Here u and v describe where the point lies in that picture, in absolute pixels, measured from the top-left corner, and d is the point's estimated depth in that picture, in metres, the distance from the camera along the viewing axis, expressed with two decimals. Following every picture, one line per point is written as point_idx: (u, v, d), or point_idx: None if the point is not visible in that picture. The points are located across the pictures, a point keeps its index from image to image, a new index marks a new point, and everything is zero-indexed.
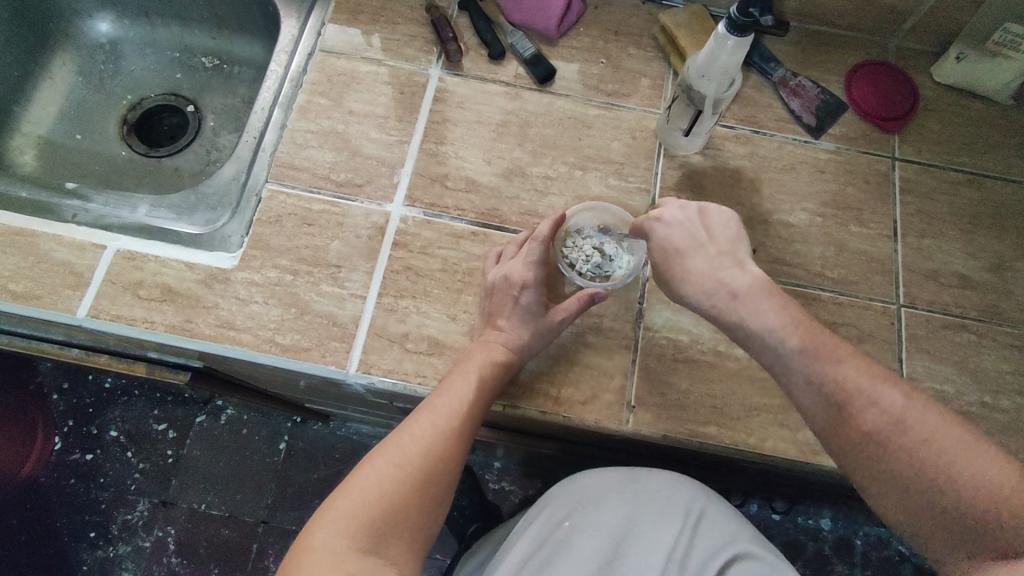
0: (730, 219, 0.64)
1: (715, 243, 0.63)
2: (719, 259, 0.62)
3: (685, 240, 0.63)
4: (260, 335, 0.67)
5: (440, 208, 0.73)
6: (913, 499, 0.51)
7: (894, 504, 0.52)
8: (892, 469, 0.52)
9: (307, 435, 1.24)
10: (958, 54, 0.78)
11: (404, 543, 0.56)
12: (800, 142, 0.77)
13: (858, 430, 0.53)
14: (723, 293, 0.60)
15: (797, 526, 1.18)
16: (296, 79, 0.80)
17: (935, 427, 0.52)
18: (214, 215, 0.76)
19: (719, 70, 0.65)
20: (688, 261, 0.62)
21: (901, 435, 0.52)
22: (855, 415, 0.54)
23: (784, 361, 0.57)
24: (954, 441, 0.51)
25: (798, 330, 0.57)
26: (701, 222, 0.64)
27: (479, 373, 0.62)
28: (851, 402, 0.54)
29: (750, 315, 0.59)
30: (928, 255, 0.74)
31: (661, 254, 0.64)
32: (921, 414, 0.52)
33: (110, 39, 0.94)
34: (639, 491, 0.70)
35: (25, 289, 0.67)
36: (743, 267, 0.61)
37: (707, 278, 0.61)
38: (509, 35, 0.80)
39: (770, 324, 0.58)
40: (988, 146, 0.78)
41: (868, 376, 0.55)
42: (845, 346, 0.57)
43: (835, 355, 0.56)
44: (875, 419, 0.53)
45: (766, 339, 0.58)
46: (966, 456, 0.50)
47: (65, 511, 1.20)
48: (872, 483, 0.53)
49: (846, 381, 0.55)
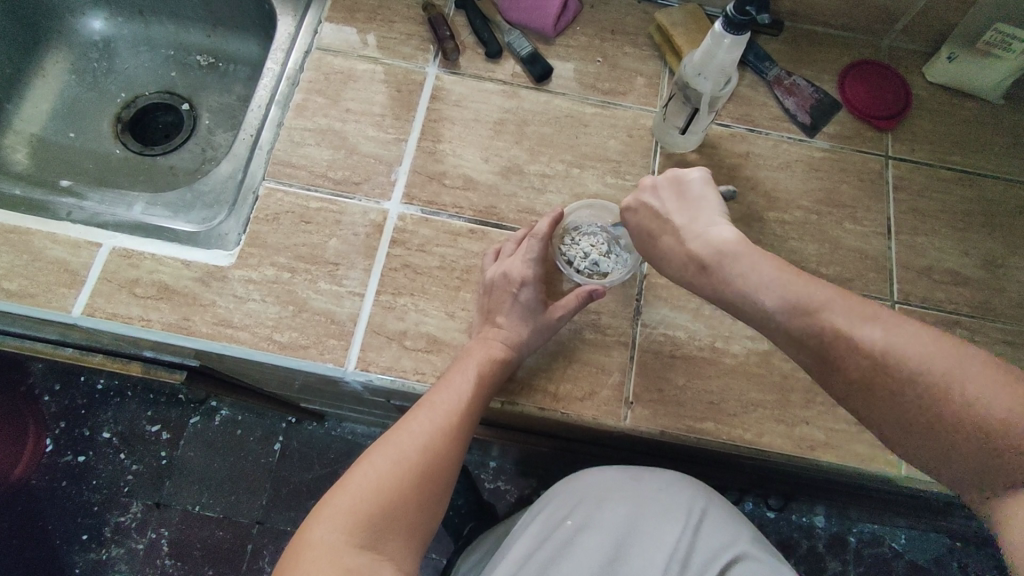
0: (689, 182, 0.63)
1: (679, 215, 0.63)
2: (686, 229, 0.62)
3: (653, 219, 0.64)
4: (257, 332, 0.67)
5: (438, 206, 0.73)
6: (923, 435, 0.49)
7: (906, 444, 0.51)
8: (897, 408, 0.50)
9: (303, 435, 1.23)
10: (949, 54, 0.79)
11: (402, 538, 0.56)
12: (794, 140, 0.78)
13: (854, 377, 0.52)
14: (693, 267, 0.60)
15: (791, 523, 1.18)
16: (293, 77, 0.80)
17: (932, 356, 0.50)
18: (210, 213, 0.76)
19: (716, 68, 0.65)
20: (660, 241, 0.63)
21: (899, 372, 0.50)
22: (849, 363, 0.52)
23: (768, 322, 0.56)
24: (955, 368, 0.49)
25: (776, 287, 0.56)
26: (666, 197, 0.64)
27: (478, 369, 0.62)
28: (843, 349, 0.52)
29: (726, 283, 0.58)
30: (921, 252, 0.75)
31: (637, 238, 0.66)
32: (914, 344, 0.50)
33: (104, 37, 0.94)
34: (640, 490, 0.70)
35: (19, 287, 0.67)
36: (711, 232, 0.60)
37: (675, 254, 0.62)
38: (506, 34, 0.80)
39: (748, 289, 0.57)
40: (979, 145, 0.79)
41: (856, 319, 0.52)
42: (825, 287, 0.55)
43: (818, 300, 0.54)
44: (870, 365, 0.51)
45: (749, 304, 0.57)
46: (966, 378, 0.48)
47: (57, 514, 1.18)
48: (881, 426, 0.52)
49: (832, 328, 0.53)
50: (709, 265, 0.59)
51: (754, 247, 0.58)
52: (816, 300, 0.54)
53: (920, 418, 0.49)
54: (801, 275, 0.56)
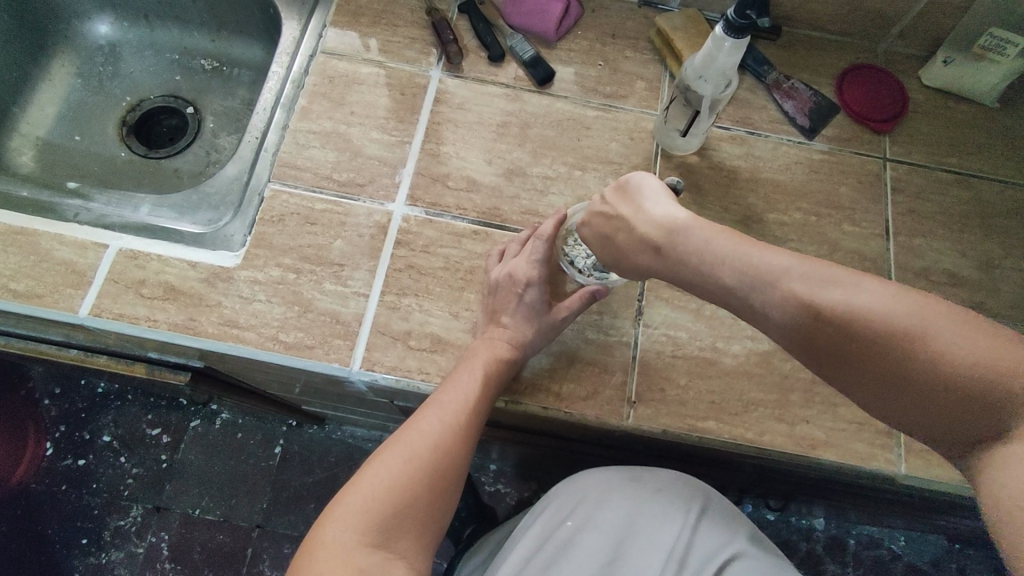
0: (645, 179, 0.62)
1: (627, 209, 0.62)
2: (636, 220, 0.60)
3: (604, 219, 0.63)
4: (263, 333, 0.68)
5: (442, 208, 0.74)
6: (898, 396, 0.47)
7: (884, 408, 0.49)
8: (871, 371, 0.48)
9: (303, 438, 1.24)
10: (945, 58, 0.80)
11: (414, 535, 0.56)
12: (793, 143, 0.79)
13: (824, 342, 0.49)
14: (651, 254, 0.59)
15: (789, 525, 1.19)
16: (297, 80, 0.80)
17: (895, 309, 0.47)
18: (216, 214, 0.76)
19: (717, 71, 0.66)
20: (619, 240, 0.62)
21: (870, 332, 0.47)
22: (817, 330, 0.49)
23: (735, 299, 0.54)
24: (919, 319, 0.46)
25: (731, 260, 0.54)
26: (616, 200, 0.64)
27: (484, 369, 0.62)
28: (809, 315, 0.49)
29: (688, 263, 0.57)
30: (918, 253, 0.76)
31: (601, 246, 0.64)
32: (883, 300, 0.48)
33: (109, 41, 0.95)
34: (640, 490, 0.70)
35: (26, 288, 0.67)
36: (658, 217, 0.59)
37: (632, 247, 0.60)
38: (509, 38, 0.81)
39: (704, 270, 0.56)
40: (975, 147, 0.80)
41: (811, 281, 0.50)
42: (782, 253, 0.52)
43: (778, 268, 0.52)
44: (834, 327, 0.48)
45: (714, 280, 0.55)
46: (939, 331, 0.46)
47: (58, 518, 1.18)
48: (856, 391, 0.50)
49: (793, 294, 0.50)
50: (664, 247, 0.58)
51: (704, 222, 0.57)
52: (778, 269, 0.52)
53: (895, 378, 0.47)
54: (755, 244, 0.54)
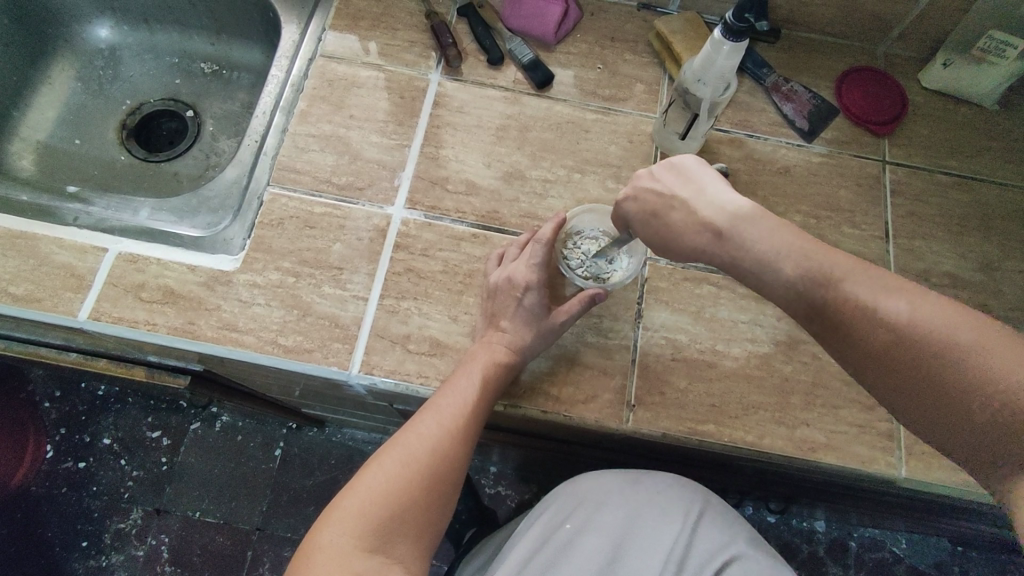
0: (683, 160, 0.60)
1: (683, 189, 0.59)
2: (694, 203, 0.58)
3: (653, 196, 0.60)
4: (262, 336, 0.68)
5: (441, 211, 0.74)
6: (941, 413, 0.46)
7: (923, 423, 0.48)
8: (915, 384, 0.47)
9: (303, 441, 1.24)
10: (944, 60, 0.80)
11: (411, 539, 0.56)
12: (792, 145, 0.79)
13: (871, 348, 0.49)
14: (708, 237, 0.57)
15: (791, 527, 1.19)
16: (297, 83, 0.80)
17: (936, 322, 0.47)
18: (215, 218, 0.77)
19: (716, 74, 0.66)
20: (667, 219, 0.59)
21: (921, 346, 0.47)
22: (866, 335, 0.49)
23: (790, 291, 0.54)
24: (959, 334, 0.46)
25: (795, 254, 0.54)
26: (665, 177, 0.60)
27: (482, 372, 0.62)
28: (851, 313, 0.50)
29: (742, 251, 0.56)
30: (918, 256, 0.75)
31: (640, 225, 0.61)
32: (942, 320, 0.47)
33: (109, 45, 0.95)
34: (640, 493, 0.70)
35: (25, 292, 0.67)
36: (722, 202, 0.57)
37: (686, 228, 0.58)
38: (508, 41, 0.81)
39: (762, 257, 0.55)
40: (975, 149, 0.80)
41: (862, 284, 0.51)
42: (850, 259, 0.52)
43: (842, 270, 0.52)
44: (873, 328, 0.49)
45: (766, 269, 0.55)
46: (997, 356, 0.44)
47: (58, 521, 1.18)
48: (896, 404, 0.49)
49: (838, 294, 0.51)
50: (726, 233, 0.56)
51: (768, 213, 0.56)
52: (833, 268, 0.52)
53: (940, 395, 0.46)
54: (822, 245, 0.54)
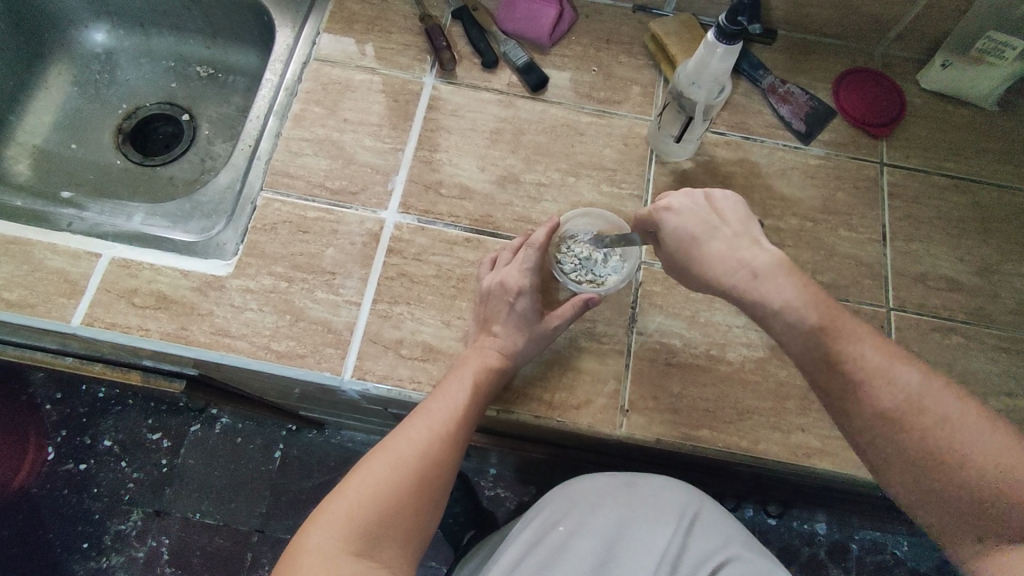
0: (738, 202, 0.62)
1: (729, 224, 0.60)
2: (736, 239, 0.59)
3: (698, 224, 0.60)
4: (255, 342, 0.68)
5: (435, 215, 0.74)
6: (928, 483, 0.50)
7: (904, 489, 0.51)
8: (907, 454, 0.50)
9: (302, 443, 1.24)
10: (943, 62, 0.79)
11: (399, 544, 0.56)
12: (789, 148, 0.79)
13: (875, 413, 0.52)
14: (744, 270, 0.58)
15: (791, 530, 1.18)
16: (291, 87, 0.80)
17: (947, 406, 0.51)
18: (209, 223, 0.77)
19: (710, 78, 0.66)
20: (705, 246, 0.60)
21: (922, 420, 0.50)
22: (873, 398, 0.52)
23: (802, 341, 0.55)
24: (967, 422, 0.50)
25: (816, 306, 0.55)
26: (707, 210, 0.61)
27: (474, 377, 0.62)
28: (872, 378, 0.52)
29: (769, 294, 0.56)
30: (916, 259, 0.75)
31: (675, 245, 0.61)
32: (941, 400, 0.51)
33: (105, 49, 0.95)
34: (632, 496, 0.70)
35: (19, 297, 0.67)
36: (762, 245, 0.59)
37: (727, 258, 0.58)
38: (502, 43, 0.81)
39: (788, 301, 0.55)
40: (974, 151, 0.79)
41: (886, 356, 0.53)
42: (861, 324, 0.55)
43: (854, 333, 0.54)
44: (892, 397, 0.51)
45: (786, 317, 0.55)
46: (986, 442, 0.49)
47: (59, 523, 1.19)
48: (882, 466, 0.52)
49: (865, 359, 0.53)
50: (762, 272, 0.57)
51: (793, 267, 0.58)
52: (861, 334, 0.54)
53: (930, 468, 0.50)
54: (835, 305, 0.55)
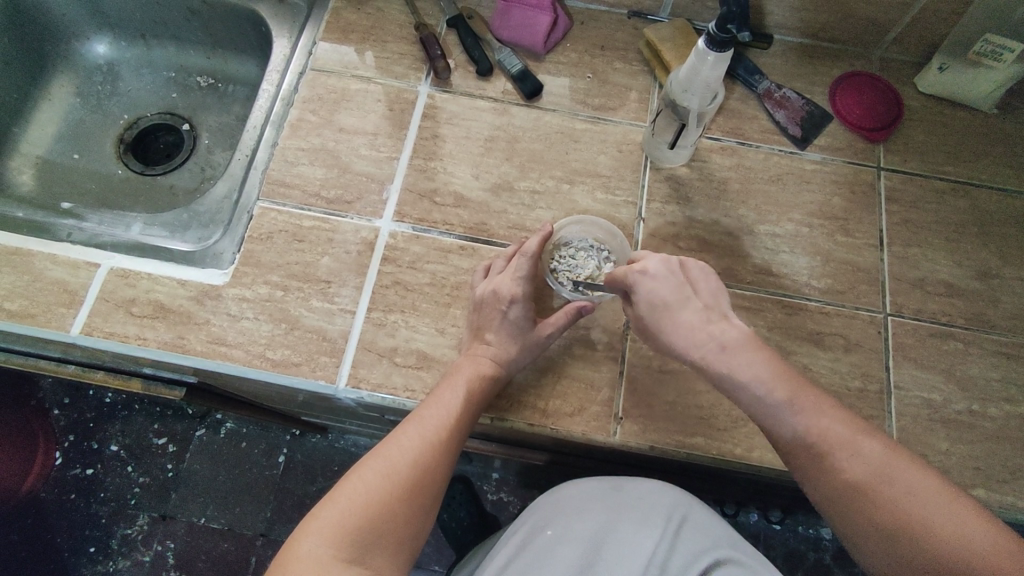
0: (709, 274, 0.64)
1: (701, 296, 0.62)
2: (707, 313, 0.61)
3: (672, 292, 0.62)
4: (250, 350, 0.68)
5: (429, 223, 0.74)
6: (896, 552, 0.51)
7: (875, 558, 0.53)
8: (873, 523, 0.52)
9: (306, 448, 1.24)
10: (940, 65, 0.79)
11: (390, 552, 0.56)
12: (785, 153, 0.78)
13: (841, 483, 0.54)
14: (713, 344, 0.59)
15: (797, 535, 1.16)
16: (287, 97, 0.81)
17: (910, 479, 0.53)
18: (206, 232, 0.78)
19: (701, 85, 0.66)
20: (677, 317, 0.61)
21: (885, 491, 0.52)
22: (837, 467, 0.54)
23: (768, 412, 0.57)
24: (931, 494, 0.52)
25: (782, 380, 0.57)
26: (679, 277, 0.63)
27: (466, 385, 0.63)
28: (837, 449, 0.55)
29: (738, 367, 0.58)
30: (913, 263, 0.74)
31: (648, 309, 0.62)
32: (902, 472, 0.53)
33: (108, 60, 0.96)
34: (621, 499, 0.70)
35: (20, 307, 0.68)
36: (730, 321, 0.61)
37: (697, 331, 0.60)
38: (497, 52, 0.81)
39: (755, 375, 0.57)
40: (973, 155, 0.79)
41: (851, 428, 0.55)
42: (825, 398, 0.57)
43: (817, 406, 0.56)
44: (857, 467, 0.54)
45: (753, 390, 0.57)
46: (946, 513, 0.51)
47: (66, 527, 1.20)
48: (853, 536, 0.54)
49: (830, 432, 0.55)
50: (730, 348, 0.59)
51: (758, 344, 0.60)
52: (826, 408, 0.56)
53: (897, 538, 0.51)
54: (798, 380, 0.58)
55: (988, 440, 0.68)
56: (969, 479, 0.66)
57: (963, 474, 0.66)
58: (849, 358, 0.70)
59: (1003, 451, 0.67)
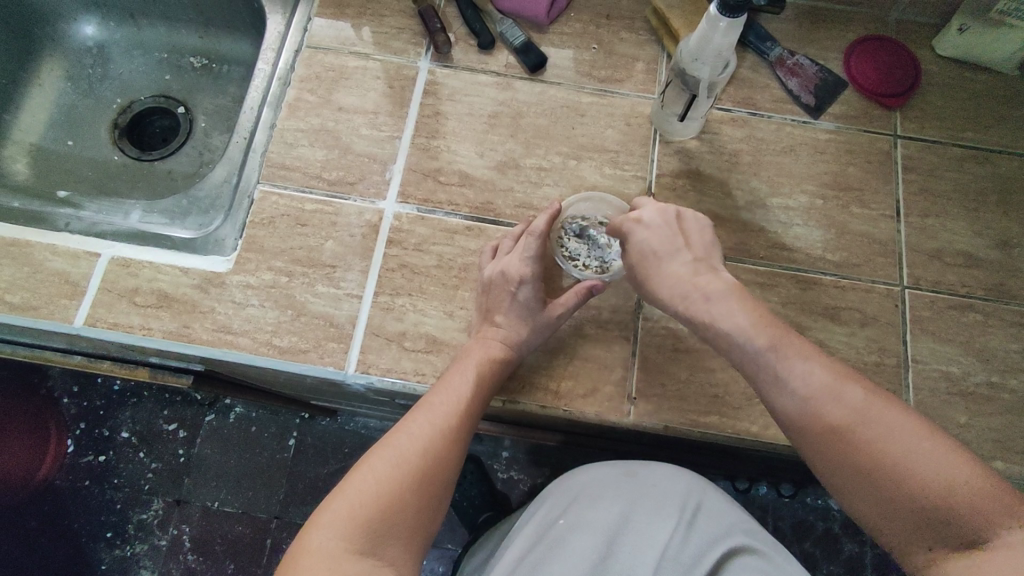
0: (705, 226, 0.64)
1: (692, 247, 0.62)
2: (696, 265, 0.61)
3: (663, 244, 0.62)
4: (257, 338, 0.67)
5: (434, 204, 0.72)
6: (878, 497, 0.49)
7: (857, 501, 0.51)
8: (855, 468, 0.50)
9: (316, 430, 1.24)
10: (960, 26, 0.75)
11: (402, 542, 0.55)
12: (799, 123, 0.76)
13: (821, 430, 0.52)
14: (699, 294, 0.59)
15: (806, 506, 1.16)
16: (284, 77, 0.79)
17: (894, 424, 0.50)
18: (207, 219, 0.76)
19: (713, 53, 0.63)
20: (666, 267, 0.61)
21: (865, 436, 0.50)
22: (818, 413, 0.52)
23: (752, 361, 0.55)
24: (911, 436, 0.49)
25: (767, 329, 0.55)
26: (674, 227, 0.63)
27: (476, 369, 0.62)
28: (818, 395, 0.52)
29: (722, 316, 0.57)
30: (932, 234, 0.72)
31: (639, 258, 0.63)
32: (884, 416, 0.50)
33: (97, 42, 0.93)
34: (633, 486, 0.70)
35: (22, 300, 0.67)
36: (718, 273, 0.60)
37: (684, 282, 0.60)
38: (498, 24, 0.78)
39: (737, 324, 0.56)
40: (991, 120, 0.76)
41: (832, 374, 0.53)
42: (810, 346, 0.55)
43: (799, 352, 0.54)
44: (837, 414, 0.51)
45: (737, 339, 0.56)
46: (925, 453, 0.48)
47: (82, 513, 1.21)
48: (834, 480, 0.52)
49: (812, 381, 0.53)
50: (714, 297, 0.58)
51: (744, 293, 0.59)
52: (806, 354, 0.54)
53: (878, 482, 0.49)
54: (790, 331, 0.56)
55: (1005, 412, 0.67)
56: (989, 452, 0.65)
57: (981, 446, 0.65)
58: (865, 332, 0.69)
59: (1021, 423, 0.66)
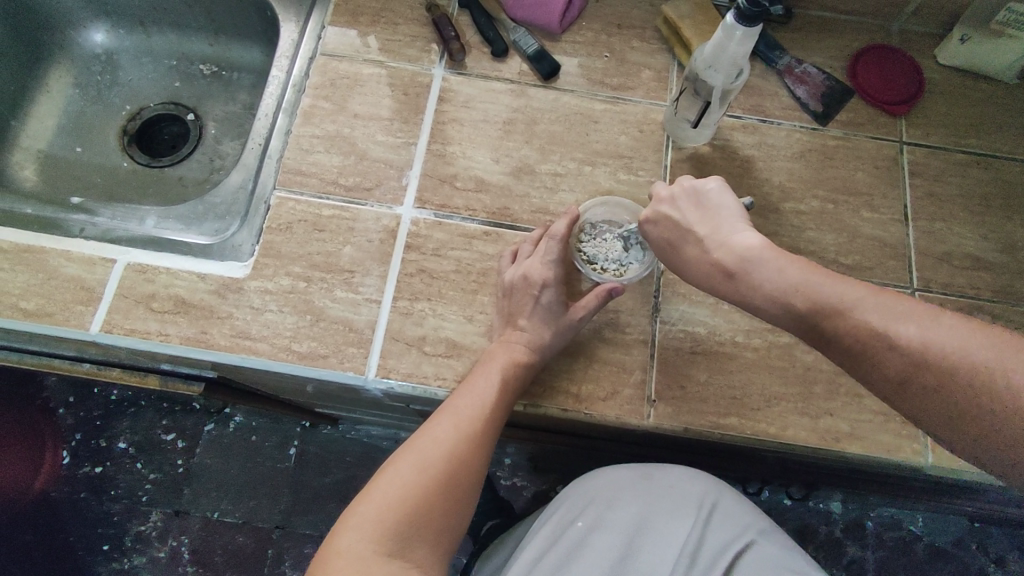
0: (708, 194, 0.63)
1: (701, 222, 0.62)
2: (710, 238, 0.61)
3: (673, 229, 0.63)
4: (276, 343, 0.67)
5: (451, 209, 0.73)
6: (961, 429, 0.47)
7: (954, 438, 0.47)
8: (935, 404, 0.47)
9: (319, 439, 1.23)
10: (962, 36, 0.78)
11: (429, 544, 0.55)
12: (808, 129, 0.77)
13: (883, 378, 0.50)
14: (722, 270, 0.59)
15: (810, 509, 1.17)
16: (298, 83, 0.79)
17: (960, 348, 0.47)
18: (223, 224, 0.76)
19: (728, 61, 0.64)
20: (685, 250, 0.62)
21: (932, 369, 0.47)
22: (875, 361, 0.50)
23: (799, 322, 0.54)
24: (985, 356, 0.46)
25: (801, 287, 0.54)
26: (680, 208, 0.63)
27: (502, 373, 0.62)
28: (870, 342, 0.50)
29: (756, 282, 0.57)
30: (940, 238, 0.74)
31: (659, 251, 0.65)
32: (945, 343, 0.47)
33: (106, 49, 0.93)
34: (650, 489, 0.70)
35: (36, 306, 0.67)
36: (735, 236, 0.60)
37: (704, 262, 0.61)
38: (511, 32, 0.79)
39: (771, 286, 0.56)
40: (993, 127, 0.78)
41: (880, 313, 0.50)
42: (855, 284, 0.53)
43: (841, 297, 0.52)
44: (892, 359, 0.49)
45: (779, 301, 0.55)
46: (1003, 369, 0.45)
47: (80, 525, 1.19)
48: (922, 423, 0.49)
49: (862, 325, 0.51)
50: (738, 265, 0.58)
51: (773, 248, 0.57)
52: (848, 299, 0.52)
53: (965, 412, 0.46)
54: (835, 275, 0.54)
55: None
56: None
57: None
58: None
59: None
